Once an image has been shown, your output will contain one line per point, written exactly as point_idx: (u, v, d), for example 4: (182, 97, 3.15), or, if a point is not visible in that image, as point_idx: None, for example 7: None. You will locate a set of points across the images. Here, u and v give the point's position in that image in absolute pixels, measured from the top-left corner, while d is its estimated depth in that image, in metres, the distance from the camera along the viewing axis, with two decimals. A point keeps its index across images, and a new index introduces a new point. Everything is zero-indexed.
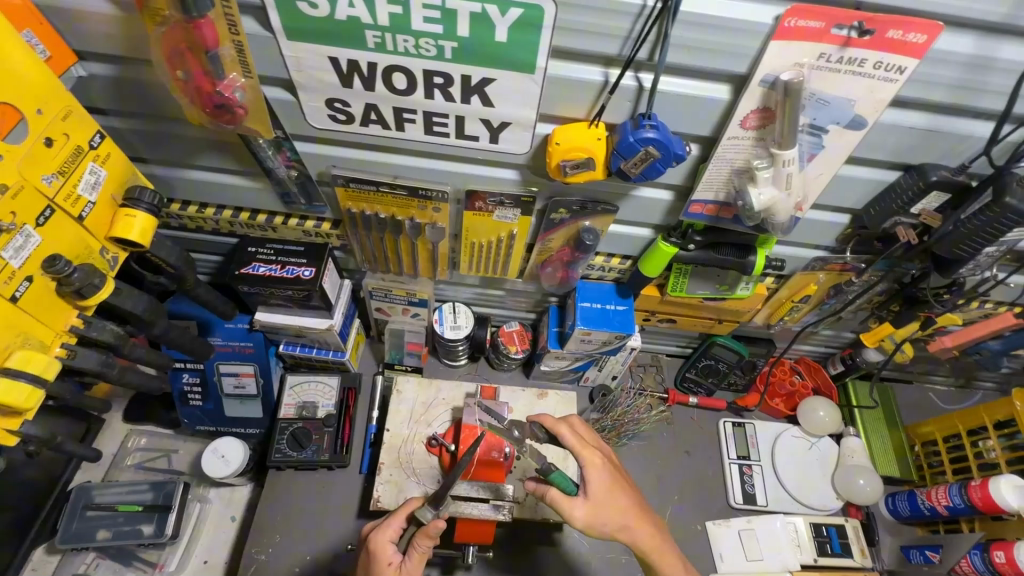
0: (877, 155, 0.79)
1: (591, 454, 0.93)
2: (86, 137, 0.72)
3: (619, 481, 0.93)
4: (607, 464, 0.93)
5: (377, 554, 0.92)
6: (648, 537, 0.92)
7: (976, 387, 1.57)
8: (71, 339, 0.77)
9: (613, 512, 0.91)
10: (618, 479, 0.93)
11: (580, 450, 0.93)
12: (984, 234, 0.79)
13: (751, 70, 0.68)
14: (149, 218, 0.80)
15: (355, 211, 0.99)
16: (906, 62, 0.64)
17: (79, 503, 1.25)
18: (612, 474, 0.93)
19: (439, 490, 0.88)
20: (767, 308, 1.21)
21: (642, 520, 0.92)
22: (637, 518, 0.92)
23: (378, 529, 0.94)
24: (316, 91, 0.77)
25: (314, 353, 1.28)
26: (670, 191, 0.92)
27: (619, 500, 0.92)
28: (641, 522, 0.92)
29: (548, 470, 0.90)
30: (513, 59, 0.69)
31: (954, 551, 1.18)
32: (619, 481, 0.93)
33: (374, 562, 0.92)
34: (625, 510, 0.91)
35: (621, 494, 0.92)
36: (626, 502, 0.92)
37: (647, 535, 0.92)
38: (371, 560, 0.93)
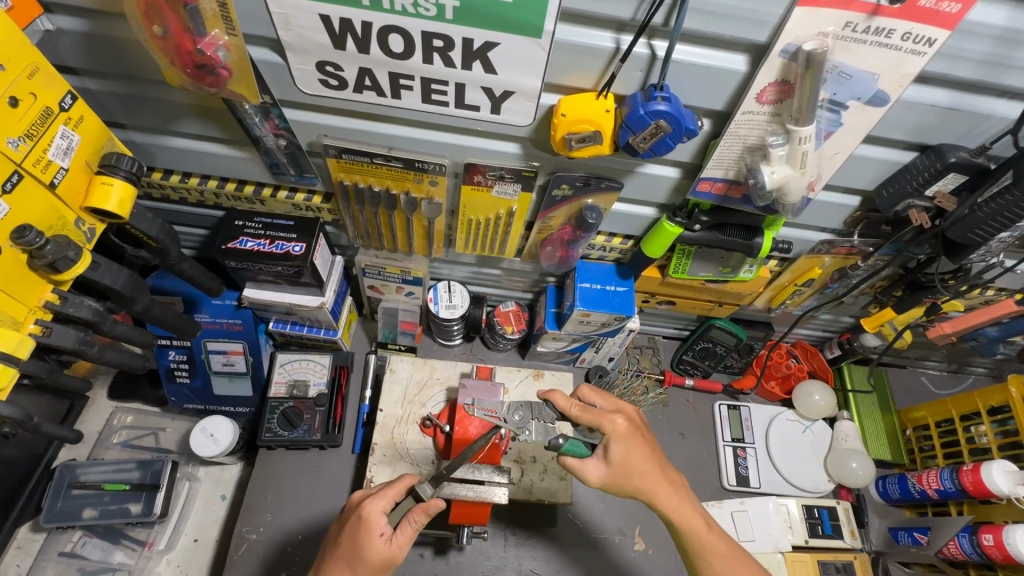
0: (894, 134, 0.76)
1: (610, 422, 0.89)
2: (56, 98, 0.67)
3: (640, 447, 0.89)
4: (628, 429, 0.90)
5: (367, 522, 0.88)
6: (668, 496, 0.88)
7: (969, 372, 1.58)
8: (47, 316, 0.73)
9: (630, 474, 0.88)
10: (638, 444, 0.89)
11: (597, 419, 0.89)
12: (999, 220, 0.78)
13: (772, 38, 0.64)
14: (128, 187, 0.75)
15: (348, 182, 0.94)
16: (936, 34, 0.60)
17: (64, 482, 1.23)
18: (632, 439, 0.90)
19: (444, 467, 0.91)
20: (768, 291, 1.19)
21: (663, 482, 0.88)
22: (658, 480, 0.88)
23: (373, 498, 0.90)
24: (305, 53, 0.72)
25: (305, 331, 1.24)
26: (678, 168, 0.88)
27: (639, 463, 0.88)
28: (661, 481, 0.88)
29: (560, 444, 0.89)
30: (519, 22, 0.64)
31: (942, 533, 1.20)
32: (641, 446, 0.89)
33: (363, 532, 0.88)
34: (644, 472, 0.88)
35: (641, 458, 0.88)
36: (646, 466, 0.88)
37: (668, 496, 0.88)
38: (358, 528, 0.88)
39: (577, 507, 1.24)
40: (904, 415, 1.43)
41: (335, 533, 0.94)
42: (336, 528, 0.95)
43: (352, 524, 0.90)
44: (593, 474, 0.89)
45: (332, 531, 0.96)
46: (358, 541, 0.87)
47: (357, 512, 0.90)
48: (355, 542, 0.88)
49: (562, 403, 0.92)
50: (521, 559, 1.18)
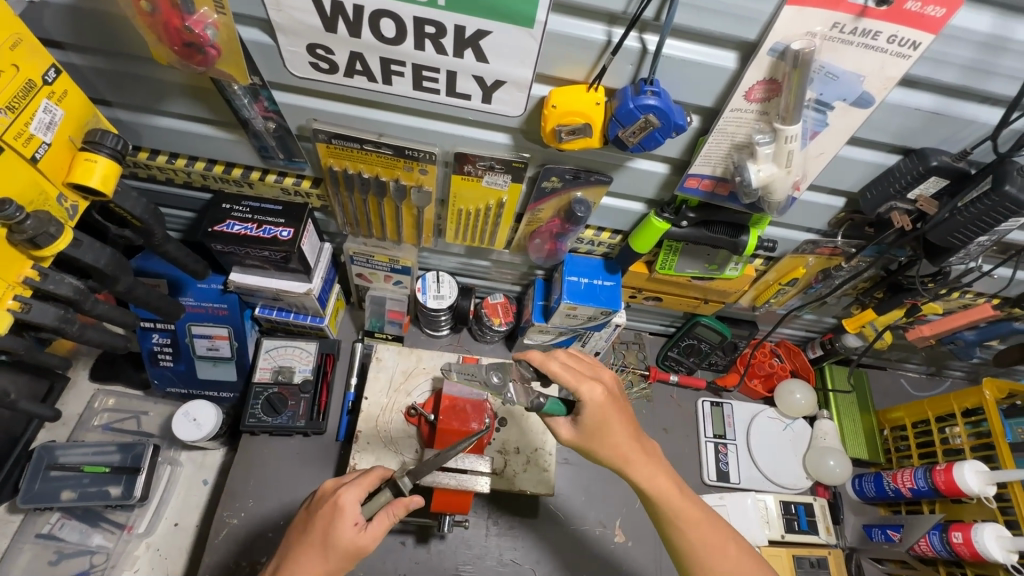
0: (879, 137, 0.77)
1: (588, 388, 0.85)
2: (39, 71, 0.66)
3: (616, 415, 0.87)
4: (605, 399, 0.86)
5: (342, 512, 0.86)
6: (642, 465, 0.87)
7: (946, 376, 1.61)
8: (26, 292, 0.72)
9: (605, 443, 0.87)
10: (613, 412, 0.86)
11: (574, 384, 0.85)
12: (978, 224, 0.79)
13: (761, 36, 0.65)
14: (112, 164, 0.74)
15: (337, 168, 0.94)
16: (921, 38, 0.61)
17: (43, 463, 1.22)
18: (607, 409, 0.86)
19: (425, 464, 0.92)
20: (753, 290, 1.21)
21: (634, 456, 0.87)
22: (631, 452, 0.87)
23: (347, 487, 0.89)
24: (296, 35, 0.71)
25: (292, 318, 1.24)
26: (666, 164, 0.89)
27: (615, 434, 0.86)
28: (633, 451, 0.87)
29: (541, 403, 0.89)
30: (510, 10, 0.64)
31: (914, 531, 1.22)
32: (614, 414, 0.86)
33: (335, 522, 0.86)
34: (616, 444, 0.87)
35: (615, 430, 0.87)
36: (620, 439, 0.87)
37: (640, 467, 0.87)
38: (331, 519, 0.86)
39: (559, 500, 1.25)
40: (882, 415, 1.46)
41: (302, 523, 0.91)
42: (303, 518, 0.92)
43: (323, 514, 0.88)
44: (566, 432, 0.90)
45: (297, 521, 0.92)
46: (331, 532, 0.86)
47: (329, 501, 0.88)
48: (327, 534, 0.86)
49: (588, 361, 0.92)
50: (502, 549, 1.18)
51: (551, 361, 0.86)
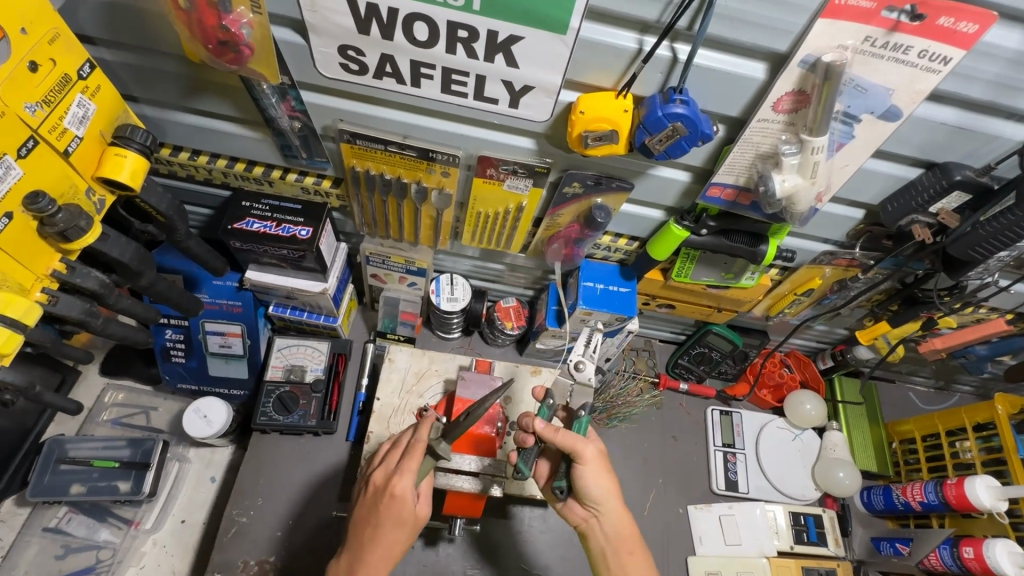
0: (903, 150, 0.77)
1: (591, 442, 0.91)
2: (75, 66, 0.67)
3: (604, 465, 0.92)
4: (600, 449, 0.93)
5: (403, 499, 0.88)
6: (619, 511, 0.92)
7: (954, 390, 1.61)
8: (53, 285, 0.72)
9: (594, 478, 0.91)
10: (602, 469, 0.91)
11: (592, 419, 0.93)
12: (999, 239, 0.79)
13: (793, 48, 0.65)
14: (141, 159, 0.75)
15: (359, 169, 0.94)
16: (952, 53, 0.62)
17: (52, 457, 1.21)
18: (598, 464, 0.91)
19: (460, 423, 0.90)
20: (767, 300, 1.21)
21: (613, 507, 0.92)
22: (609, 503, 0.91)
23: (400, 474, 0.88)
24: (328, 35, 0.71)
25: (305, 317, 1.24)
26: (688, 172, 0.89)
27: (600, 487, 0.91)
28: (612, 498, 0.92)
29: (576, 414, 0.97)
30: (544, 17, 0.65)
31: (924, 545, 1.22)
32: (604, 471, 0.91)
33: (398, 508, 0.88)
34: (600, 496, 0.91)
35: (601, 480, 0.91)
36: (607, 484, 0.91)
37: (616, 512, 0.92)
38: (392, 506, 0.88)
39: None
40: (891, 428, 1.45)
41: (363, 518, 0.91)
42: (363, 512, 0.91)
43: (385, 505, 0.88)
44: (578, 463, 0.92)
45: (357, 517, 0.92)
46: (397, 517, 0.88)
47: (388, 494, 0.88)
48: (396, 520, 0.88)
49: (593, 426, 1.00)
50: (511, 553, 1.18)
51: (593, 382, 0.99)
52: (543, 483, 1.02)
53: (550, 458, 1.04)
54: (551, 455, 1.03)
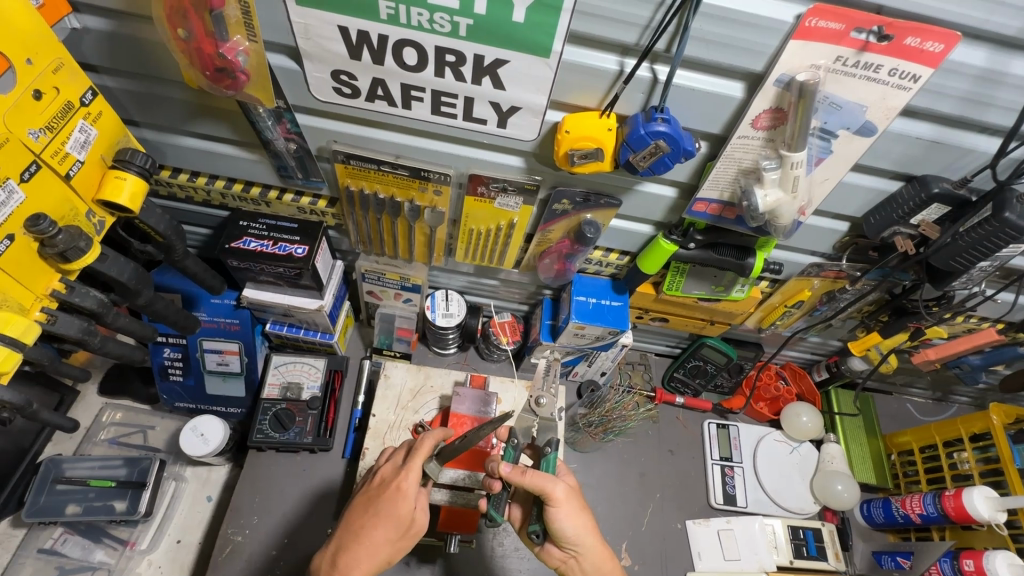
0: (881, 163, 0.79)
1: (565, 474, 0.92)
2: (77, 93, 0.69)
3: (578, 504, 0.91)
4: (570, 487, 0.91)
5: (404, 496, 0.89)
6: (598, 546, 0.92)
7: (952, 401, 1.61)
8: (52, 304, 0.74)
9: (573, 517, 0.90)
10: (576, 507, 0.91)
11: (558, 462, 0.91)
12: (980, 248, 0.81)
13: (768, 68, 0.68)
14: (140, 182, 0.77)
15: (354, 188, 0.97)
16: (920, 71, 0.64)
17: (48, 477, 1.21)
18: (571, 502, 0.90)
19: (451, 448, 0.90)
20: (759, 312, 1.23)
21: (590, 543, 0.92)
22: (586, 541, 0.91)
23: (406, 470, 0.91)
24: (321, 62, 0.74)
25: (302, 333, 1.25)
26: (675, 188, 0.91)
27: (575, 526, 0.90)
28: (591, 537, 0.92)
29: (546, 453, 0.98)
30: (528, 41, 0.67)
31: (926, 558, 1.20)
32: (577, 508, 0.91)
33: (393, 505, 0.89)
34: (576, 536, 0.90)
35: (574, 519, 0.90)
36: (583, 521, 0.91)
37: (595, 549, 0.92)
38: (394, 500, 0.90)
39: None
40: (890, 440, 1.45)
41: (359, 509, 0.92)
42: (360, 502, 0.93)
43: (387, 497, 0.90)
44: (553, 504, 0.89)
45: (353, 504, 0.94)
46: (393, 513, 0.89)
47: (391, 486, 0.90)
48: (392, 515, 0.89)
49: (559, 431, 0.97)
50: (508, 571, 1.17)
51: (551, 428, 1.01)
52: (519, 526, 1.04)
53: (521, 502, 1.05)
54: (522, 500, 1.04)
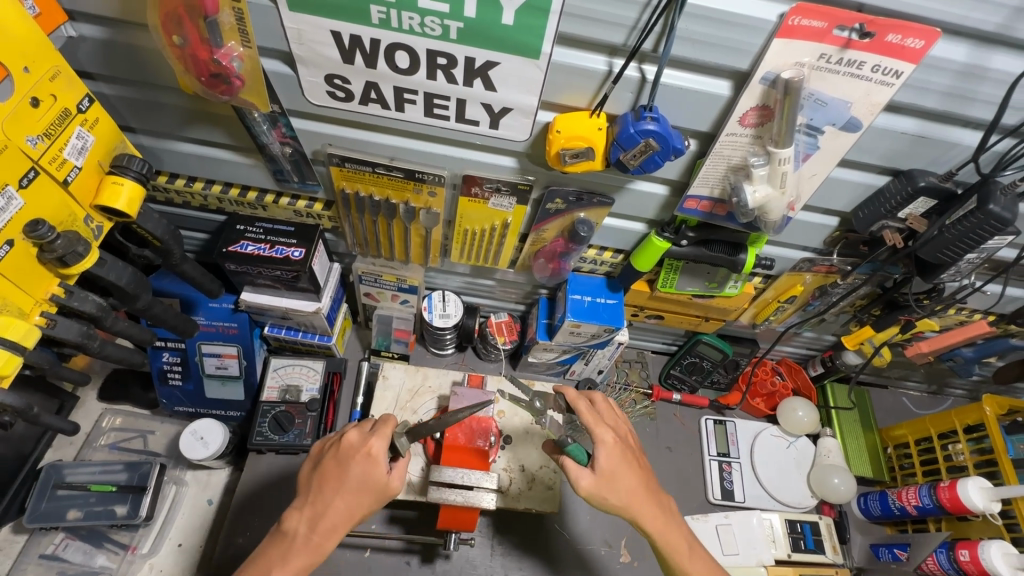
0: (868, 158, 0.81)
1: (604, 429, 0.90)
2: (74, 100, 0.70)
3: (622, 469, 0.88)
4: (610, 452, 0.88)
5: (376, 461, 0.87)
6: (653, 513, 0.89)
7: (947, 394, 1.62)
8: (52, 309, 0.75)
9: (616, 489, 0.87)
10: (612, 486, 0.87)
11: (593, 426, 0.91)
12: (966, 240, 0.82)
13: (753, 66, 0.69)
14: (137, 187, 0.78)
15: (349, 191, 0.98)
16: (902, 67, 0.65)
17: (49, 482, 1.22)
18: (608, 479, 0.87)
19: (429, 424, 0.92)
20: (752, 308, 1.24)
21: (642, 510, 0.88)
22: (637, 511, 0.88)
23: (378, 436, 0.89)
24: (315, 66, 0.75)
25: (300, 336, 1.26)
26: (666, 186, 0.93)
27: (620, 497, 0.87)
28: (645, 505, 0.88)
29: (565, 442, 0.96)
30: (518, 43, 0.69)
31: (921, 549, 1.21)
32: (619, 479, 0.87)
33: (367, 471, 0.87)
34: (625, 505, 0.87)
35: (621, 490, 0.88)
36: (630, 492, 0.88)
37: (653, 517, 0.89)
38: (367, 466, 0.87)
39: (565, 519, 1.27)
40: (886, 433, 1.46)
41: (325, 476, 0.88)
42: (325, 471, 0.88)
43: (358, 464, 0.87)
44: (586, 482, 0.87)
45: (316, 474, 0.89)
46: (366, 479, 0.87)
47: (361, 452, 0.88)
48: (366, 482, 0.86)
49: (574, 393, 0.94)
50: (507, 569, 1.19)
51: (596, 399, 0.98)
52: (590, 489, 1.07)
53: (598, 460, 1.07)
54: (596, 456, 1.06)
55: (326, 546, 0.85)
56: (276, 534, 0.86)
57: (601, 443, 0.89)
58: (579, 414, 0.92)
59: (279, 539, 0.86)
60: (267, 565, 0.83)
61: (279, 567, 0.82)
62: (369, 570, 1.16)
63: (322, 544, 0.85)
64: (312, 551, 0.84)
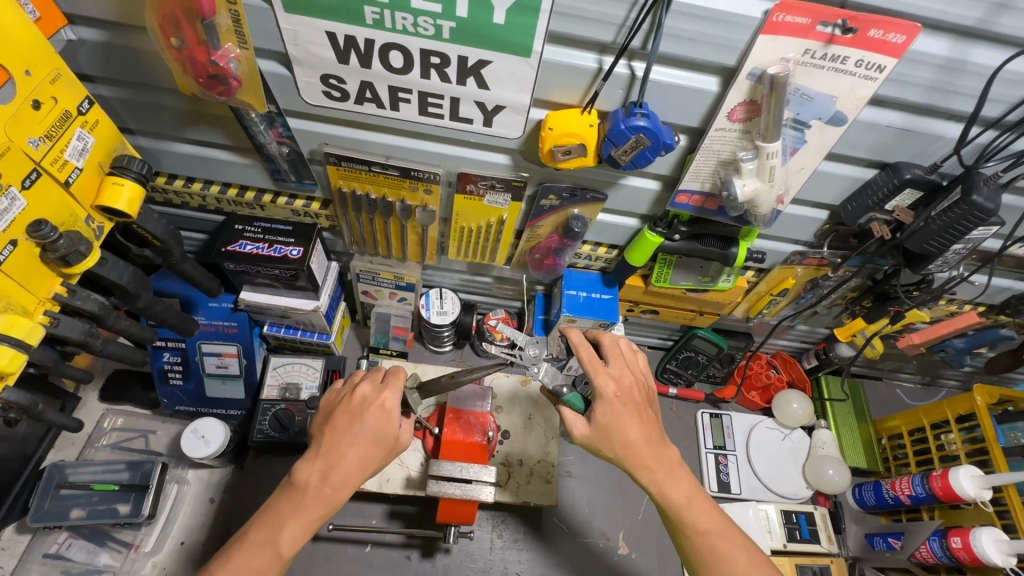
0: (855, 152, 0.82)
1: (603, 382, 0.88)
2: (74, 102, 0.72)
3: (621, 421, 0.87)
4: (608, 405, 0.87)
5: (390, 414, 0.88)
6: (651, 465, 0.88)
7: (941, 385, 1.64)
8: (55, 308, 0.76)
9: (613, 442, 0.87)
10: (608, 440, 0.87)
11: (592, 374, 0.88)
12: (952, 231, 0.84)
13: (740, 62, 0.70)
14: (137, 187, 0.80)
15: (346, 189, 0.99)
16: (885, 61, 0.67)
17: (52, 482, 1.23)
18: (604, 435, 0.87)
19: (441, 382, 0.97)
20: (746, 302, 1.26)
21: (640, 463, 0.88)
22: (634, 463, 0.88)
23: (392, 389, 0.89)
24: (311, 66, 0.77)
25: (299, 335, 1.28)
26: (658, 181, 0.94)
27: (616, 450, 0.87)
28: (645, 457, 0.88)
29: (562, 392, 0.96)
30: (510, 42, 0.70)
31: (915, 537, 1.23)
32: (615, 433, 0.87)
33: (379, 423, 0.87)
34: (623, 456, 0.88)
35: (619, 441, 0.87)
36: (628, 446, 0.87)
37: (651, 468, 0.88)
38: (381, 418, 0.87)
39: (563, 511, 1.29)
40: (879, 424, 1.48)
41: (337, 428, 0.87)
42: (336, 423, 0.87)
43: (371, 415, 0.87)
44: (581, 432, 0.89)
45: (326, 427, 0.87)
46: (379, 431, 0.87)
47: (375, 405, 0.87)
48: (380, 434, 0.87)
49: (577, 340, 0.89)
50: (507, 562, 1.21)
51: (603, 336, 0.95)
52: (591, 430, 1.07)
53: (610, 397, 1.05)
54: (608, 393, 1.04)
55: (338, 497, 0.84)
56: (286, 486, 0.85)
57: (600, 394, 0.87)
58: (579, 362, 0.89)
59: (290, 491, 0.84)
60: (279, 518, 0.82)
61: (291, 517, 0.82)
62: (370, 565, 1.18)
63: (335, 495, 0.84)
64: (325, 501, 0.84)
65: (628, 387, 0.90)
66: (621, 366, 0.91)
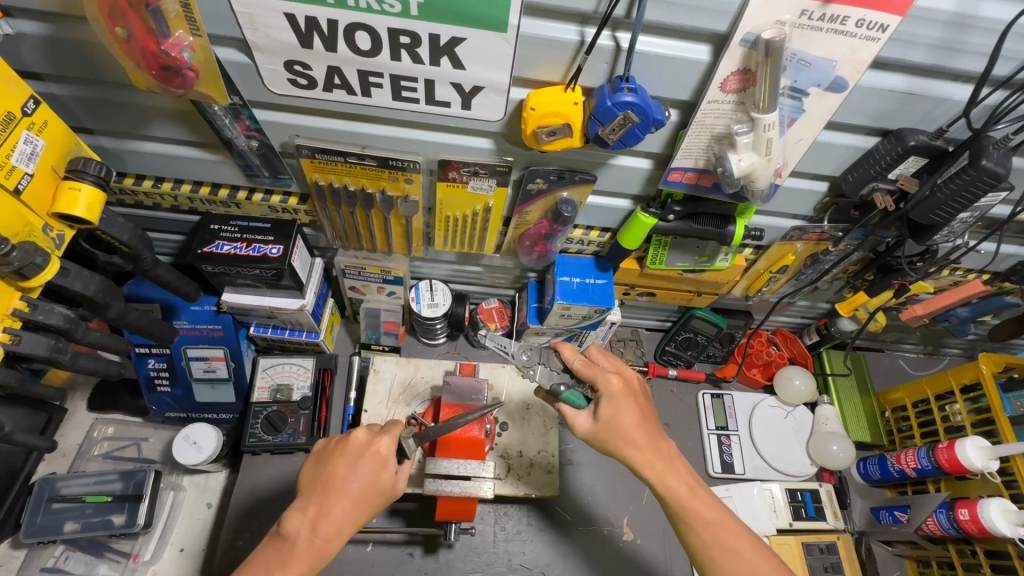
0: (856, 119, 0.78)
1: (603, 379, 0.90)
2: (18, 103, 0.67)
3: (624, 412, 0.88)
4: (612, 396, 0.88)
5: (386, 461, 0.86)
6: (648, 458, 0.86)
7: (943, 353, 1.62)
8: (15, 323, 0.72)
9: (617, 435, 0.87)
10: (611, 436, 0.87)
11: (591, 372, 0.91)
12: (959, 199, 0.80)
13: (732, 28, 0.65)
14: (96, 192, 0.75)
15: (322, 182, 0.94)
16: (888, 20, 0.62)
17: (43, 496, 1.21)
18: (608, 428, 0.87)
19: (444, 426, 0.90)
20: (745, 281, 1.22)
21: (642, 456, 0.86)
22: (637, 456, 0.86)
23: (386, 436, 0.88)
24: (272, 52, 0.72)
25: (287, 335, 1.24)
26: (649, 159, 0.90)
27: (618, 443, 0.87)
28: (645, 450, 0.87)
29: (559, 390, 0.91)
30: (483, 17, 0.65)
31: (921, 510, 1.22)
32: (621, 425, 0.87)
33: (375, 470, 0.86)
34: (626, 450, 0.86)
35: (623, 436, 0.87)
36: (630, 439, 0.87)
37: (650, 463, 0.86)
38: (375, 465, 0.86)
39: (566, 500, 1.27)
40: (882, 397, 1.45)
41: (328, 477, 0.85)
42: (328, 472, 0.85)
43: (366, 463, 0.86)
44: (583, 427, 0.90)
45: (318, 476, 0.86)
46: (373, 479, 0.85)
47: (369, 451, 0.86)
48: (374, 481, 0.85)
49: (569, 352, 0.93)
50: (512, 554, 1.20)
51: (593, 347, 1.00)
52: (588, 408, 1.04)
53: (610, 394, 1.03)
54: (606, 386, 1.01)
55: (329, 550, 0.82)
56: (275, 537, 0.82)
57: (603, 387, 0.89)
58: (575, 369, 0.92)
59: (278, 543, 0.82)
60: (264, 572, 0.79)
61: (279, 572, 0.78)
62: (372, 564, 1.16)
63: (326, 548, 0.81)
64: (316, 556, 0.81)
65: (630, 381, 0.92)
66: (618, 364, 0.94)
